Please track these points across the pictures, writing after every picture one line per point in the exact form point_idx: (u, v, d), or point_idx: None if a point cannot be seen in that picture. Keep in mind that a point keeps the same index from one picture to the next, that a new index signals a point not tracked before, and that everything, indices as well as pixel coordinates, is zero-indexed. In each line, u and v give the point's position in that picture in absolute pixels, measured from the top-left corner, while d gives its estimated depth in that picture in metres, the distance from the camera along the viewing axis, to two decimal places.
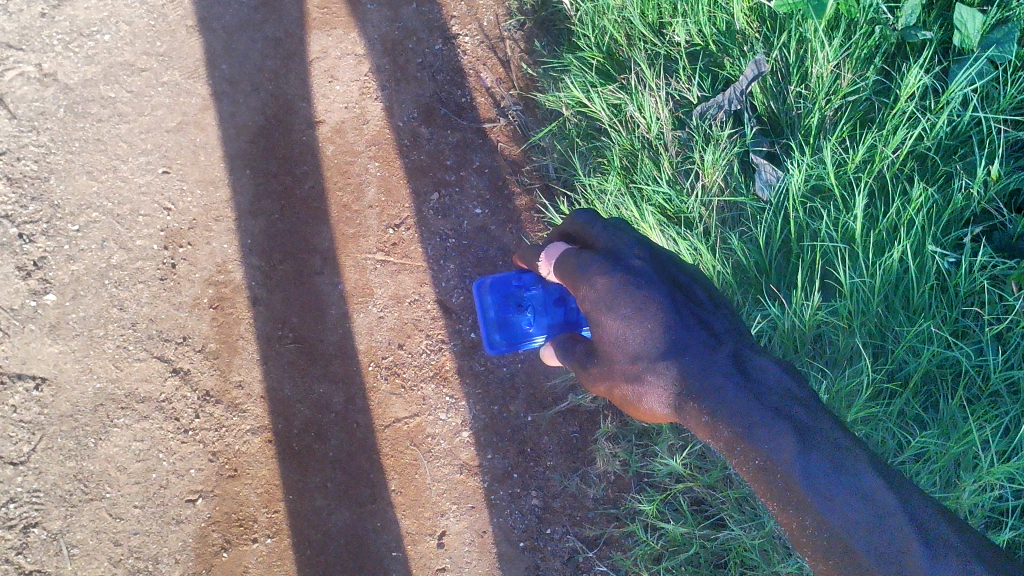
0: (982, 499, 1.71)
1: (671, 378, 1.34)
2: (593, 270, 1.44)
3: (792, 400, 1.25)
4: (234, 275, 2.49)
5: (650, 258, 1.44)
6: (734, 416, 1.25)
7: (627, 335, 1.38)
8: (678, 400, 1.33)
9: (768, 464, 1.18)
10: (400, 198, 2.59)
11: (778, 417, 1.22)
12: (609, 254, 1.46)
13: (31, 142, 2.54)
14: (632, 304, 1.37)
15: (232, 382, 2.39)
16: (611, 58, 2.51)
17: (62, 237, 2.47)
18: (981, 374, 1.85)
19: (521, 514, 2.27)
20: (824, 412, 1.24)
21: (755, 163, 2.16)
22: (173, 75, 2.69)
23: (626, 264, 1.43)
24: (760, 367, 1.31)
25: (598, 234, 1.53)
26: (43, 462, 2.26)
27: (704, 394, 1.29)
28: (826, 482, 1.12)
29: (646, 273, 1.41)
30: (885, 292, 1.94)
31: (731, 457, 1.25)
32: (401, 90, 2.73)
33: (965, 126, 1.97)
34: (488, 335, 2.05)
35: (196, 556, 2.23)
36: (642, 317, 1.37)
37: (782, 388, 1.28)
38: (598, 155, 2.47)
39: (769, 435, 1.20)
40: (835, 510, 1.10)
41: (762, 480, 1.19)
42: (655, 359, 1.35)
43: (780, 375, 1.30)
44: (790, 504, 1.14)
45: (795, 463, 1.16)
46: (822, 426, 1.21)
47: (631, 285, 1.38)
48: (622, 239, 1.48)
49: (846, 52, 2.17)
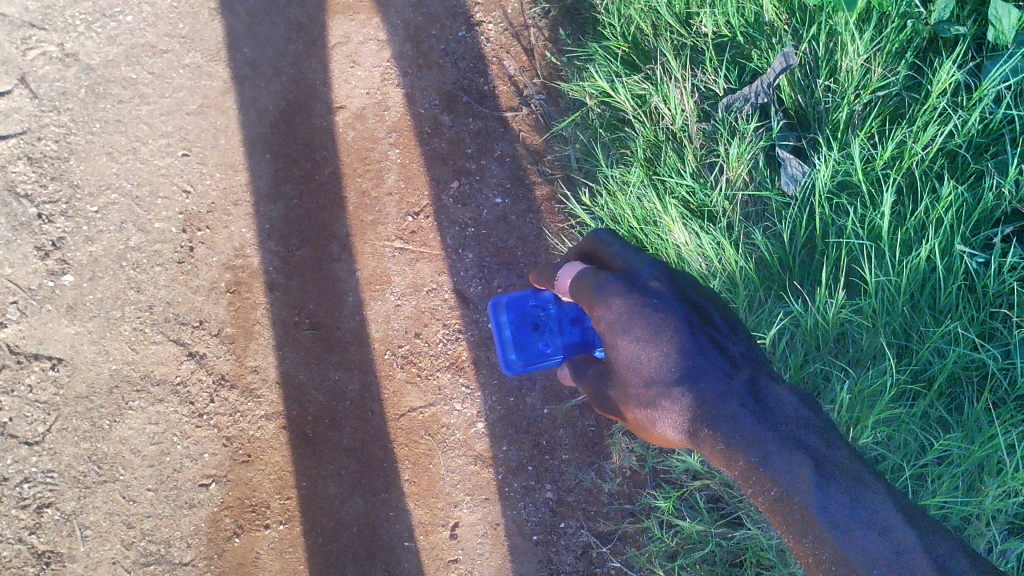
0: (1005, 504, 1.67)
1: (685, 405, 1.31)
2: (608, 291, 1.41)
3: (810, 431, 1.23)
4: (251, 260, 2.47)
5: (670, 282, 1.41)
6: (749, 445, 1.22)
7: (642, 359, 1.35)
8: (692, 427, 1.29)
9: (785, 495, 1.16)
10: (420, 185, 2.57)
11: (794, 447, 1.20)
12: (625, 275, 1.43)
13: (52, 122, 2.54)
14: (648, 327, 1.34)
15: (248, 367, 2.38)
16: (636, 47, 2.47)
17: (81, 218, 2.46)
18: (1008, 377, 1.81)
19: (536, 508, 2.24)
20: (840, 443, 1.22)
21: (781, 157, 2.12)
22: (194, 58, 2.67)
23: (643, 286, 1.39)
24: (777, 396, 1.28)
25: (614, 254, 1.50)
26: (58, 443, 2.27)
27: (719, 422, 1.26)
28: (846, 518, 1.11)
29: (663, 296, 1.37)
30: (911, 291, 1.90)
31: (746, 488, 1.22)
32: (423, 76, 2.71)
33: (998, 123, 1.93)
34: (504, 355, 1.97)
35: (207, 541, 2.23)
36: (658, 341, 1.34)
37: (799, 418, 1.26)
38: (621, 146, 2.43)
39: (785, 465, 1.18)
40: (856, 546, 1.08)
41: (777, 511, 1.16)
42: (671, 384, 1.32)
43: (797, 404, 1.28)
44: (805, 536, 1.12)
45: (813, 496, 1.13)
46: (841, 460, 1.19)
47: (648, 308, 1.36)
48: (639, 258, 1.45)
49: (877, 46, 2.13)
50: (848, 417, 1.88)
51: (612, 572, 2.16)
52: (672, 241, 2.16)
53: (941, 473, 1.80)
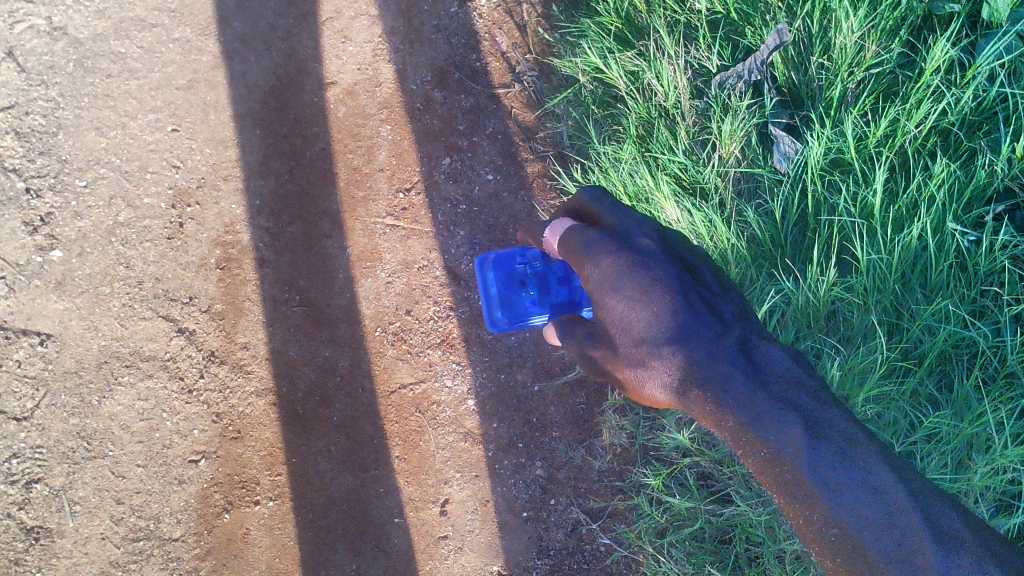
0: (994, 482, 1.68)
1: (675, 364, 1.31)
2: (597, 249, 1.42)
3: (801, 390, 1.22)
4: (241, 236, 2.46)
5: (660, 240, 1.42)
6: (740, 406, 1.22)
7: (630, 319, 1.36)
8: (681, 387, 1.30)
9: (775, 456, 1.16)
10: (411, 161, 2.55)
11: (786, 407, 1.19)
12: (614, 233, 1.44)
13: (40, 96, 2.52)
14: (639, 285, 1.35)
15: (238, 343, 2.37)
16: (629, 23, 2.42)
17: (69, 192, 2.45)
18: (998, 354, 1.81)
19: (526, 484, 2.24)
20: (834, 400, 1.22)
21: (774, 135, 2.11)
22: (184, 32, 2.64)
23: (633, 245, 1.40)
24: (767, 356, 1.28)
25: (605, 211, 1.51)
26: (46, 419, 2.27)
27: (710, 383, 1.26)
28: (838, 477, 1.10)
29: (653, 253, 1.38)
30: (902, 269, 1.90)
31: (737, 449, 1.22)
32: (415, 52, 2.67)
33: (991, 101, 1.92)
34: (491, 314, 1.99)
35: (197, 517, 2.23)
36: (648, 299, 1.34)
37: (792, 376, 1.24)
38: (613, 123, 2.41)
39: (776, 425, 1.17)
40: (848, 508, 1.08)
41: (769, 472, 1.16)
42: (661, 344, 1.33)
43: (788, 364, 1.27)
44: (797, 498, 1.12)
45: (805, 458, 1.13)
46: (833, 417, 1.17)
47: (637, 264, 1.37)
48: (628, 215, 1.46)
49: (871, 23, 2.10)
50: (839, 394, 1.88)
51: (601, 549, 2.16)
52: (664, 218, 2.16)
53: (930, 450, 1.80)
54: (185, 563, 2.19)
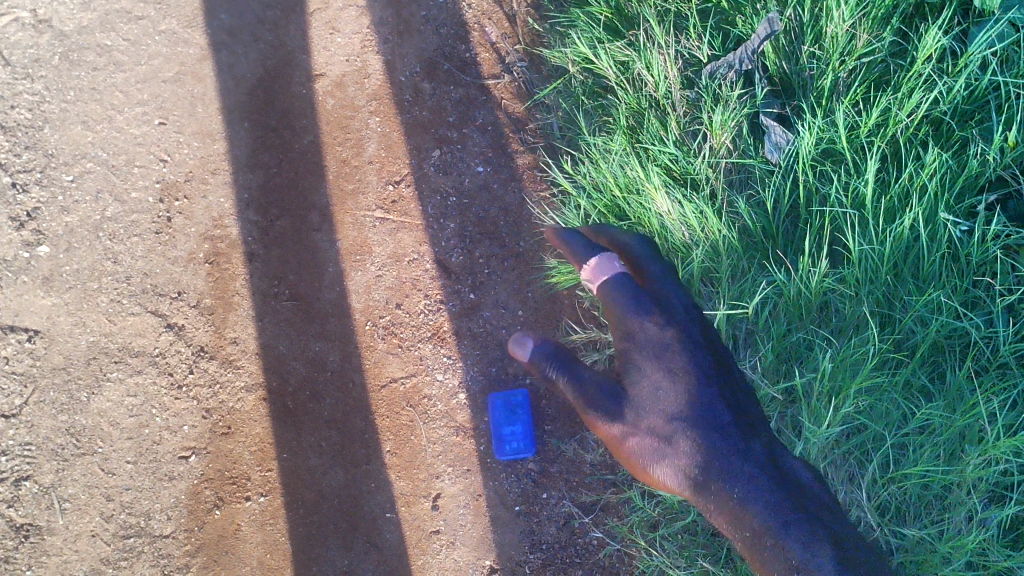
0: (986, 474, 1.66)
1: (693, 455, 1.77)
2: (637, 309, 1.88)
3: (793, 485, 1.72)
4: (230, 230, 2.44)
5: (681, 328, 1.89)
6: (751, 500, 1.69)
7: (659, 394, 1.82)
8: (696, 479, 1.76)
9: (764, 525, 1.66)
10: (400, 153, 2.52)
11: (776, 485, 1.70)
12: (657, 305, 1.91)
13: (26, 89, 2.51)
14: (677, 369, 1.82)
15: (227, 338, 2.35)
16: (619, 13, 2.39)
17: (56, 187, 2.43)
18: (992, 345, 1.79)
19: (518, 478, 2.23)
20: (831, 509, 1.70)
21: (765, 125, 2.09)
22: (170, 24, 2.62)
23: (675, 323, 1.90)
24: (796, 471, 1.78)
25: (658, 285, 1.96)
26: (35, 415, 2.26)
27: (727, 479, 1.73)
28: (804, 538, 1.62)
29: (692, 342, 1.88)
30: (893, 260, 1.89)
31: (728, 516, 1.72)
32: (404, 43, 2.64)
33: (982, 90, 1.90)
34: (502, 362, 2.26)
35: (187, 514, 2.22)
36: (678, 384, 1.82)
37: (792, 487, 1.72)
38: (604, 114, 2.37)
39: (762, 499, 1.68)
40: (803, 554, 1.61)
41: (755, 542, 1.66)
42: (688, 430, 1.78)
43: (805, 475, 1.76)
44: (770, 546, 1.64)
45: (783, 532, 1.63)
46: (817, 532, 1.65)
47: (678, 357, 1.85)
48: (667, 288, 1.95)
49: (862, 11, 2.09)
50: (831, 385, 1.87)
51: (593, 542, 2.15)
52: (655, 211, 2.11)
53: (923, 442, 1.79)
54: (176, 560, 2.19)
